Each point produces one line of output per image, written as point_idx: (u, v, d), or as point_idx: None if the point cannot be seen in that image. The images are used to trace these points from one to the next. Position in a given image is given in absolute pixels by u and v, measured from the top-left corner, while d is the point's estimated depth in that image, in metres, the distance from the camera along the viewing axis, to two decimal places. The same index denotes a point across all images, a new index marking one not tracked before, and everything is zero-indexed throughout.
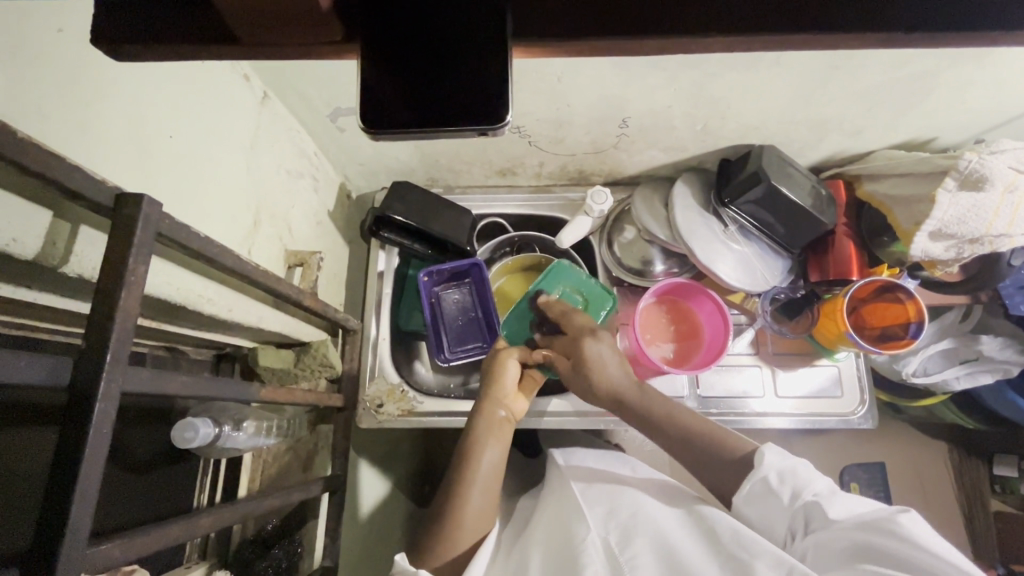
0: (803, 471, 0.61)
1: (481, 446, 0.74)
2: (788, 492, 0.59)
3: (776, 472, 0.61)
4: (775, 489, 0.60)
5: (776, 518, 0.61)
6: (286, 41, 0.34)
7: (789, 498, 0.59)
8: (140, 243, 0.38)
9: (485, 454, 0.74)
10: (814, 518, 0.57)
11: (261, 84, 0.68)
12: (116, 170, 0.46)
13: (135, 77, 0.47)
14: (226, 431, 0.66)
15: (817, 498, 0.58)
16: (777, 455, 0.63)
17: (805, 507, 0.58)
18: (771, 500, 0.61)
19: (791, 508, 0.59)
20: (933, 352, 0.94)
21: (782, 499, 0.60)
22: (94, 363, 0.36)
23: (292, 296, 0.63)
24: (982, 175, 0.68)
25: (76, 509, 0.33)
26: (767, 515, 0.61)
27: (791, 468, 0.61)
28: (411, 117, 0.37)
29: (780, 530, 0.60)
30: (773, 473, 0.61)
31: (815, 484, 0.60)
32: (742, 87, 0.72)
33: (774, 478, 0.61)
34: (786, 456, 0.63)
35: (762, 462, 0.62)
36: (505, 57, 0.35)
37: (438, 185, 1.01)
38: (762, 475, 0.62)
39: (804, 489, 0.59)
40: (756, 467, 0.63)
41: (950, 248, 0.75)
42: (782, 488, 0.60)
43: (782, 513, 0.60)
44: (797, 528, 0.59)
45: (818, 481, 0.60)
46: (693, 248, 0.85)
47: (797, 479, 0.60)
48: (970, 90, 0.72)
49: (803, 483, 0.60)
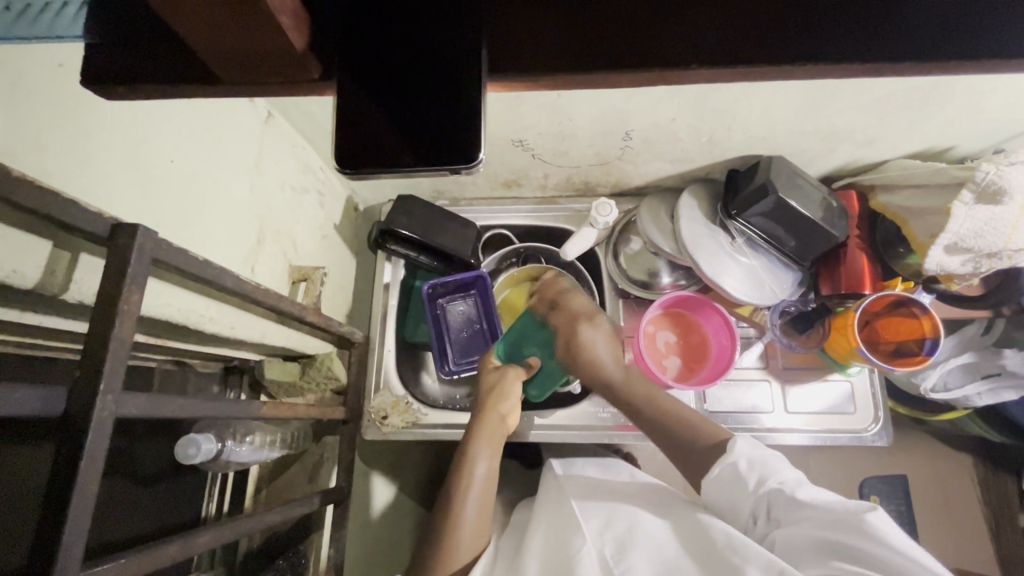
0: (770, 460, 0.63)
1: (469, 453, 0.73)
2: (754, 478, 0.62)
3: (746, 458, 0.64)
4: (743, 474, 0.63)
5: (744, 509, 0.63)
6: (272, 79, 0.35)
7: (755, 484, 0.62)
8: (135, 272, 0.39)
9: (477, 462, 0.73)
10: (777, 505, 0.59)
11: (266, 103, 0.69)
12: (117, 199, 0.47)
13: (137, 110, 0.49)
14: (229, 445, 0.68)
15: (783, 486, 0.60)
16: (746, 445, 0.65)
17: (770, 493, 0.60)
18: (736, 488, 0.63)
19: (756, 494, 0.61)
20: (953, 366, 0.91)
21: (748, 485, 0.62)
22: (87, 392, 0.36)
23: (294, 312, 0.64)
24: (1000, 187, 0.66)
25: (69, 534, 0.34)
26: (733, 500, 0.64)
27: (759, 455, 0.64)
28: (402, 151, 0.35)
29: (743, 513, 0.63)
30: (743, 459, 0.64)
31: (783, 473, 0.62)
32: (747, 100, 0.71)
33: (744, 464, 0.63)
34: (758, 447, 0.65)
35: (734, 448, 0.65)
36: (480, 88, 0.34)
37: (443, 197, 1.02)
38: (730, 461, 0.65)
39: (771, 476, 0.61)
40: (729, 453, 0.65)
41: (967, 262, 0.73)
42: (749, 474, 0.63)
43: (748, 497, 0.62)
44: (761, 512, 0.61)
45: (786, 470, 0.62)
46: (699, 261, 0.83)
47: (766, 467, 0.62)
48: (985, 100, 0.70)
49: (771, 471, 0.62)
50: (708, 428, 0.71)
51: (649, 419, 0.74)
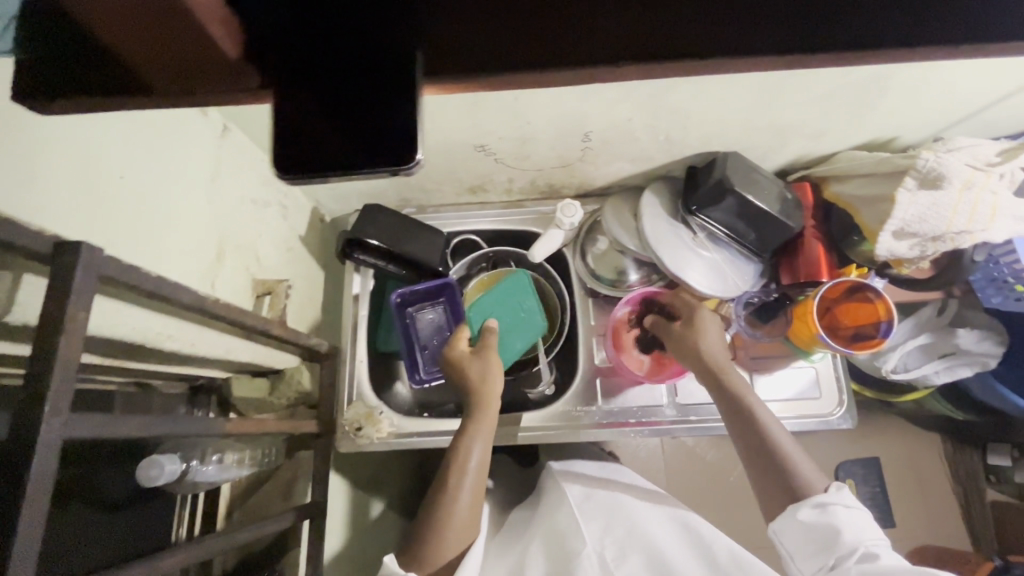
0: (865, 522, 0.65)
1: (465, 441, 0.74)
2: (851, 531, 0.63)
3: (846, 509, 0.65)
4: (841, 521, 0.64)
5: (812, 553, 0.64)
6: (209, 89, 0.35)
7: (850, 535, 0.63)
8: (79, 289, 0.38)
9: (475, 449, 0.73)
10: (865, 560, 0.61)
11: (221, 116, 0.69)
12: (62, 216, 0.46)
13: (83, 127, 0.48)
14: (194, 465, 0.66)
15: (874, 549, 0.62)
16: (846, 495, 0.66)
17: (863, 550, 0.62)
18: (826, 531, 0.64)
19: (848, 543, 0.62)
20: (911, 348, 0.95)
21: (844, 532, 0.63)
22: (32, 413, 0.35)
23: (258, 327, 0.63)
24: (939, 173, 0.69)
25: (17, 561, 0.33)
26: (813, 545, 0.64)
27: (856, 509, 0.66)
28: (353, 153, 0.35)
29: (821, 560, 0.64)
30: (842, 508, 0.65)
31: (874, 535, 0.64)
32: (698, 99, 0.73)
33: (844, 511, 0.64)
34: (855, 500, 0.66)
35: (838, 494, 0.66)
36: (414, 91, 0.35)
37: (411, 206, 1.02)
38: (828, 504, 0.65)
39: (866, 536, 0.63)
40: (831, 495, 0.66)
41: (914, 246, 0.76)
42: (846, 523, 0.64)
43: (837, 546, 0.63)
44: (843, 561, 0.62)
45: (875, 533, 0.64)
46: (663, 257, 0.85)
47: (862, 526, 0.64)
48: (920, 92, 0.74)
49: (865, 531, 0.64)
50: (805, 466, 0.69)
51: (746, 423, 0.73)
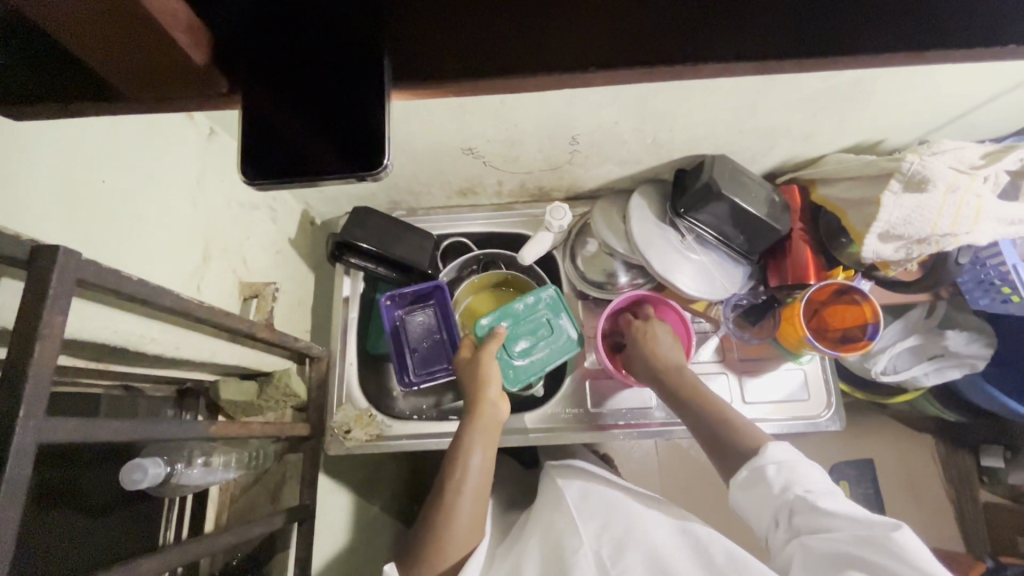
0: (800, 470, 0.64)
1: (465, 447, 0.73)
2: (779, 483, 0.63)
3: (775, 463, 0.65)
4: (771, 477, 0.64)
5: (761, 513, 0.65)
6: (179, 96, 0.36)
7: (779, 489, 0.63)
8: (56, 294, 0.38)
9: (473, 453, 0.72)
10: (799, 511, 0.61)
11: (207, 119, 0.69)
12: (42, 221, 0.46)
13: (63, 130, 0.48)
14: (178, 469, 0.66)
15: (806, 493, 0.61)
16: (777, 449, 0.66)
17: (794, 499, 0.61)
18: (759, 491, 0.65)
19: (781, 496, 0.63)
20: (900, 349, 0.95)
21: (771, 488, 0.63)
22: (5, 418, 0.35)
23: (243, 329, 0.63)
24: (923, 176, 0.69)
25: None
26: (756, 506, 0.66)
27: (788, 461, 0.65)
28: (333, 159, 0.37)
29: (766, 518, 0.64)
30: (772, 464, 0.65)
31: (809, 481, 0.63)
32: (683, 102, 0.73)
33: (772, 468, 0.64)
34: (790, 451, 0.66)
35: (764, 452, 0.66)
36: (384, 99, 0.36)
37: (401, 208, 1.02)
38: (756, 464, 0.66)
39: (797, 483, 0.62)
40: (760, 457, 0.66)
41: (900, 248, 0.76)
42: (776, 478, 0.64)
43: (772, 501, 0.63)
44: (782, 517, 0.62)
45: (815, 480, 0.63)
46: (650, 260, 0.85)
47: (794, 474, 0.64)
48: (904, 95, 0.74)
49: (798, 478, 0.63)
50: (749, 432, 0.70)
51: (689, 408, 0.75)
